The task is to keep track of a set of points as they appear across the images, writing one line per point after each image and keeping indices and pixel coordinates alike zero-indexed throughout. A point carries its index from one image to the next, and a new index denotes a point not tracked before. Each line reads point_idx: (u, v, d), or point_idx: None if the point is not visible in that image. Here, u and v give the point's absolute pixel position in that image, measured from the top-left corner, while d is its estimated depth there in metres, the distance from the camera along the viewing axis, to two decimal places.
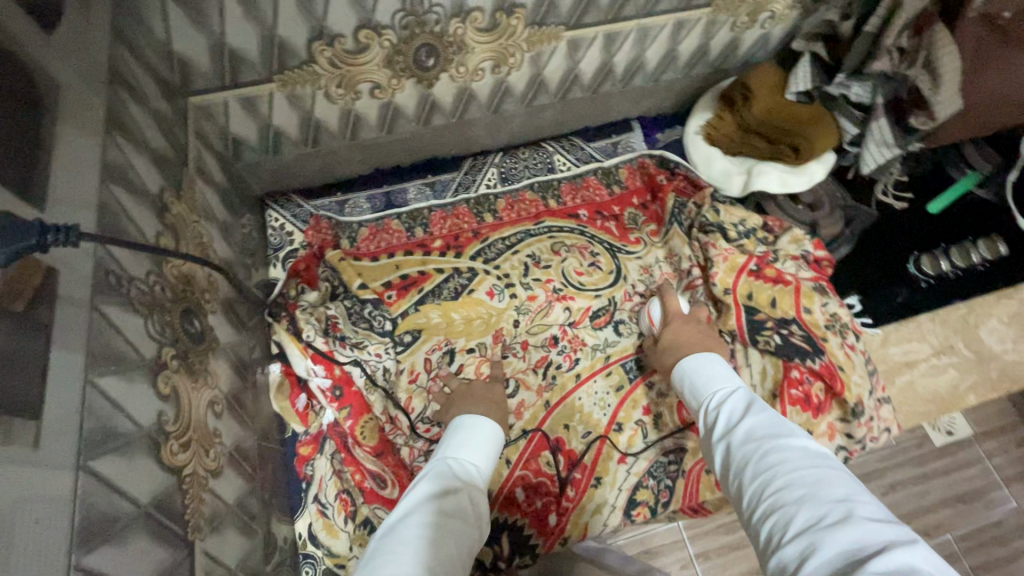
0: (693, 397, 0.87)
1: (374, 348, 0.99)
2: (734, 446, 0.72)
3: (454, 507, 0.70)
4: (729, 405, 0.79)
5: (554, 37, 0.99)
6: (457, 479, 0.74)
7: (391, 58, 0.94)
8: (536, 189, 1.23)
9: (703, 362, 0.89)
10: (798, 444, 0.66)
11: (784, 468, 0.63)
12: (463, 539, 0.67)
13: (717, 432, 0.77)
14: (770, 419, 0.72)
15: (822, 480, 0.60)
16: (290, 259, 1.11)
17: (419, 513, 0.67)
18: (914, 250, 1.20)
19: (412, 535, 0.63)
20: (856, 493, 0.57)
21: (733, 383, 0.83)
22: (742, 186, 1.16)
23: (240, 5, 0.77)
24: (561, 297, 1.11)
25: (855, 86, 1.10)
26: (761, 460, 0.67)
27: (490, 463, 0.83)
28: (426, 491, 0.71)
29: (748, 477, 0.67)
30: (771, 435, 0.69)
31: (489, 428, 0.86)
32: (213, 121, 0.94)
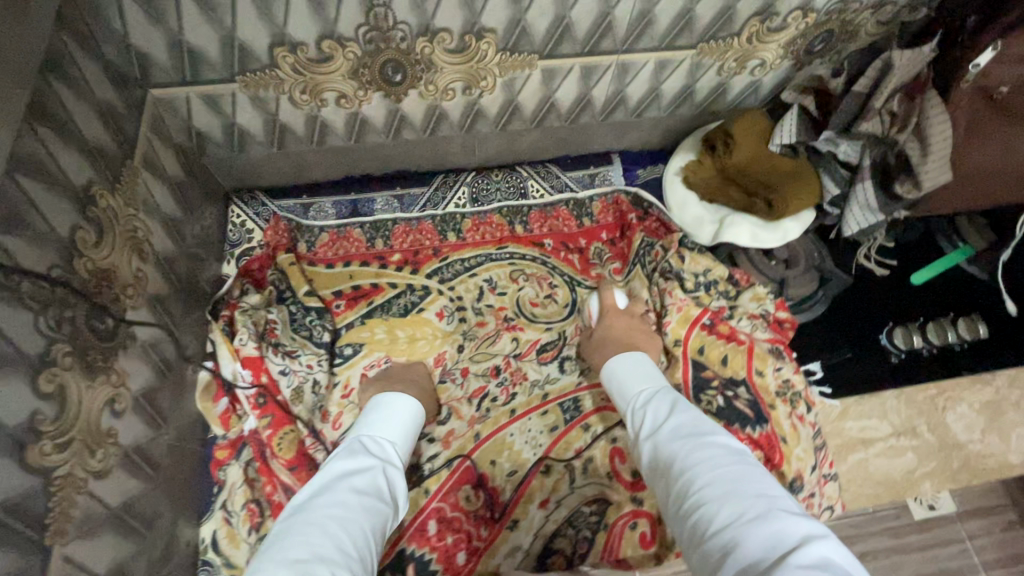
0: (622, 396, 0.87)
1: (305, 360, 1.00)
2: (660, 444, 0.72)
3: (370, 486, 0.72)
4: (656, 403, 0.79)
5: (527, 64, 0.97)
6: (371, 460, 0.76)
7: (356, 71, 0.93)
8: (504, 213, 1.21)
9: (634, 363, 0.89)
10: (721, 442, 0.67)
11: (708, 466, 0.64)
12: (380, 515, 0.69)
13: (644, 431, 0.77)
14: (696, 419, 0.73)
15: (743, 477, 0.61)
16: (244, 257, 1.11)
17: (337, 492, 0.69)
18: (890, 321, 1.14)
19: (328, 513, 0.65)
20: (775, 491, 0.59)
21: (659, 383, 0.84)
22: (712, 236, 1.11)
23: (197, 6, 0.77)
24: (510, 327, 1.10)
25: (843, 145, 1.06)
26: (686, 457, 0.67)
27: (406, 444, 0.86)
28: (339, 471, 0.73)
29: (674, 475, 0.67)
30: (696, 434, 0.69)
31: (405, 409, 0.88)
32: (175, 115, 0.94)
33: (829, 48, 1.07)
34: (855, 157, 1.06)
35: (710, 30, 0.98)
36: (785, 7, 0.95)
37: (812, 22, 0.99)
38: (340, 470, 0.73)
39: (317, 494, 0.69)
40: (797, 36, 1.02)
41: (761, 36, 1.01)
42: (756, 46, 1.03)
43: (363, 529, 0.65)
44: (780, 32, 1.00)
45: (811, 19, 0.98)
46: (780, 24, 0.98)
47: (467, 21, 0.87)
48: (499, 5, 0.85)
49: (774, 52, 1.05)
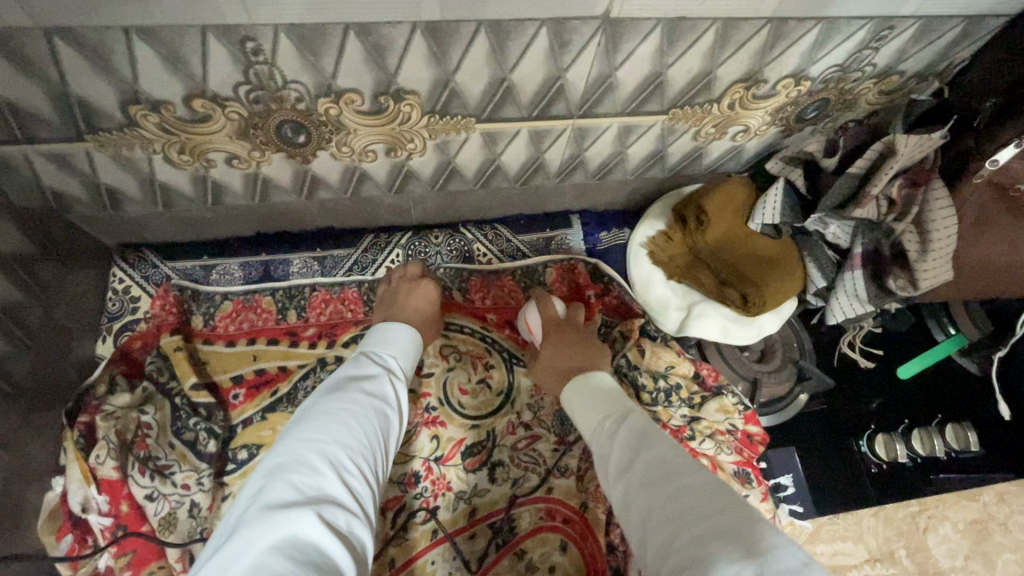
0: (587, 424, 0.73)
1: (179, 480, 0.82)
2: (630, 489, 0.59)
3: (379, 390, 0.72)
4: (622, 430, 0.66)
5: (462, 128, 0.80)
6: (377, 366, 0.75)
7: (245, 131, 0.74)
8: (442, 278, 1.04)
9: (592, 388, 0.76)
10: (701, 475, 0.55)
11: (688, 520, 0.51)
12: (390, 418, 0.71)
13: (612, 470, 0.63)
14: (675, 449, 0.60)
15: (725, 530, 0.48)
16: (124, 332, 0.94)
17: (348, 391, 0.68)
18: (871, 425, 1.03)
19: (342, 409, 0.66)
20: (778, 543, 0.47)
21: (626, 405, 0.71)
22: (678, 325, 0.97)
23: (5, 57, 0.58)
24: (431, 422, 0.93)
25: (834, 225, 0.92)
26: (659, 505, 0.55)
27: (415, 363, 0.84)
28: (348, 373, 0.72)
29: (648, 525, 0.55)
30: (672, 471, 0.57)
31: (410, 330, 0.85)
32: (16, 175, 0.75)
33: (822, 116, 0.92)
34: (846, 241, 0.93)
35: (685, 96, 0.81)
36: (775, 74, 0.79)
37: (805, 90, 0.83)
38: (350, 372, 0.73)
39: (327, 392, 0.69)
40: (786, 104, 0.87)
41: (746, 103, 0.85)
42: (739, 113, 0.87)
43: (372, 430, 0.66)
44: (768, 99, 0.84)
45: (804, 87, 0.83)
46: (768, 91, 0.82)
47: (381, 82, 0.69)
48: (420, 64, 0.67)
49: (760, 119, 0.89)
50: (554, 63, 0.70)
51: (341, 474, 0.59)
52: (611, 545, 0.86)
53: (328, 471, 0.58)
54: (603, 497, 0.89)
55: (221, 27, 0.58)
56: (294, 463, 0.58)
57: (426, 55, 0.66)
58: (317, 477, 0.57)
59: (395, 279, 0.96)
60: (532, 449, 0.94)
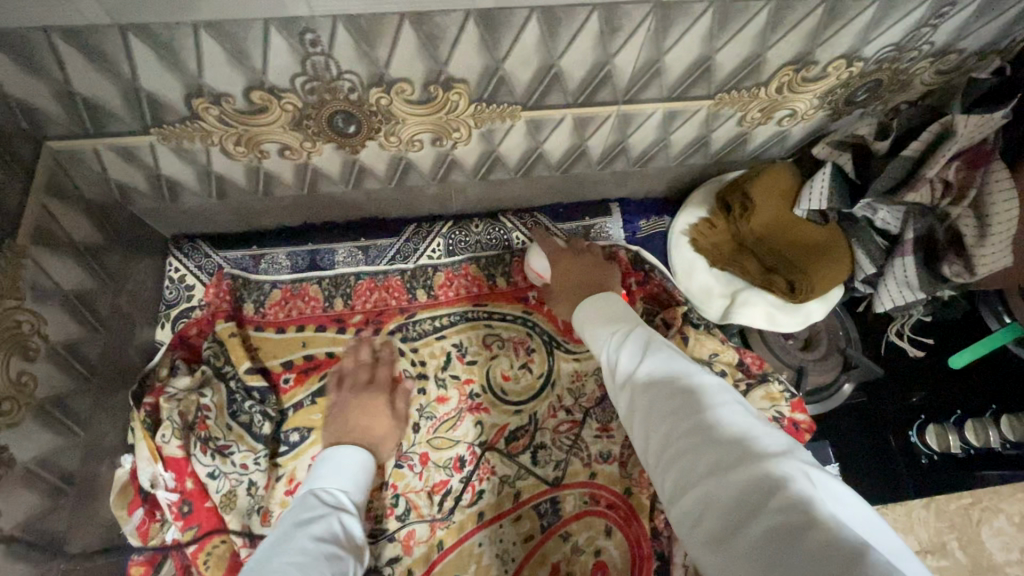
0: (592, 346, 0.72)
1: (238, 459, 0.86)
2: (634, 394, 0.60)
3: (330, 530, 0.65)
4: (628, 346, 0.66)
5: (508, 115, 0.80)
6: (325, 507, 0.69)
7: (299, 122, 0.76)
8: (483, 264, 1.06)
9: (600, 307, 0.74)
10: (699, 379, 0.56)
11: (684, 412, 0.53)
12: (346, 557, 0.63)
13: (619, 380, 0.64)
14: (672, 359, 0.60)
15: (720, 421, 0.50)
16: (182, 319, 0.97)
17: (296, 539, 0.61)
18: (921, 414, 1.00)
19: (291, 558, 0.57)
20: (765, 433, 0.49)
21: (633, 323, 0.70)
22: (722, 313, 0.98)
23: (82, 54, 0.61)
24: (475, 407, 0.96)
25: (883, 211, 0.89)
26: (660, 400, 0.56)
27: (363, 497, 0.77)
28: (296, 520, 0.65)
29: (648, 419, 0.56)
30: (673, 376, 0.57)
31: (360, 461, 0.79)
32: (86, 168, 0.79)
33: (874, 98, 0.89)
34: (897, 227, 0.90)
35: (732, 80, 0.80)
36: (827, 56, 0.77)
37: (858, 71, 0.81)
38: (298, 519, 0.66)
39: (273, 542, 0.61)
40: (837, 86, 0.85)
41: (795, 87, 0.83)
42: (787, 97, 0.85)
43: (329, 569, 0.58)
44: (818, 82, 0.83)
45: (857, 68, 0.81)
46: (818, 73, 0.81)
47: (431, 70, 0.70)
48: (470, 52, 0.68)
49: (808, 102, 0.87)
50: (603, 48, 0.70)
51: None
52: (656, 530, 0.87)
53: None
54: (647, 482, 0.89)
55: (282, 20, 0.60)
56: None
57: (477, 43, 0.67)
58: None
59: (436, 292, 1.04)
60: (573, 434, 0.94)
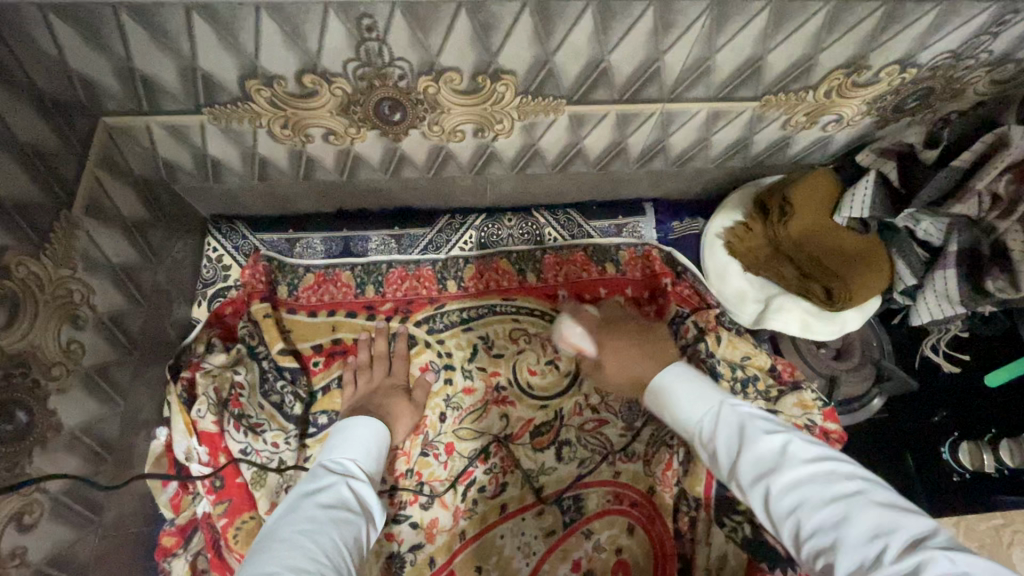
0: (677, 425, 0.77)
1: (269, 438, 0.87)
2: (743, 486, 0.65)
3: (335, 499, 0.67)
4: (722, 428, 0.70)
5: (553, 109, 0.81)
6: (333, 475, 0.71)
7: (347, 107, 0.77)
8: (514, 259, 1.06)
9: (679, 382, 0.77)
10: (805, 467, 0.62)
11: (810, 509, 0.58)
12: (353, 521, 0.65)
13: (721, 465, 0.69)
14: (772, 442, 0.65)
15: (846, 510, 0.56)
16: (217, 299, 0.99)
17: (300, 511, 0.63)
18: (954, 431, 0.98)
19: (296, 530, 0.60)
20: (898, 515, 0.54)
21: (716, 397, 0.74)
22: (755, 317, 0.97)
23: (146, 31, 0.62)
24: (501, 400, 0.96)
25: (925, 222, 0.89)
26: (783, 495, 0.60)
27: (379, 461, 0.79)
28: (301, 491, 0.67)
29: (778, 513, 0.60)
30: (776, 465, 0.63)
31: (370, 430, 0.81)
32: (137, 145, 0.81)
33: (923, 106, 0.88)
34: (938, 239, 0.90)
35: (781, 82, 0.79)
36: (881, 61, 0.76)
37: (910, 78, 0.80)
38: (304, 489, 0.68)
39: (280, 515, 0.64)
40: (887, 93, 0.83)
41: (844, 91, 0.82)
42: (835, 101, 0.84)
43: (333, 537, 0.60)
44: (869, 86, 0.81)
45: (909, 74, 0.79)
46: (869, 78, 0.79)
47: (482, 60, 0.70)
48: (522, 44, 0.68)
49: (856, 107, 0.86)
50: (654, 45, 0.70)
51: None
52: (679, 531, 0.86)
53: None
54: (672, 483, 0.89)
55: (341, 4, 0.61)
56: None
57: (530, 33, 0.67)
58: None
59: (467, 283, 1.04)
60: (599, 432, 0.94)
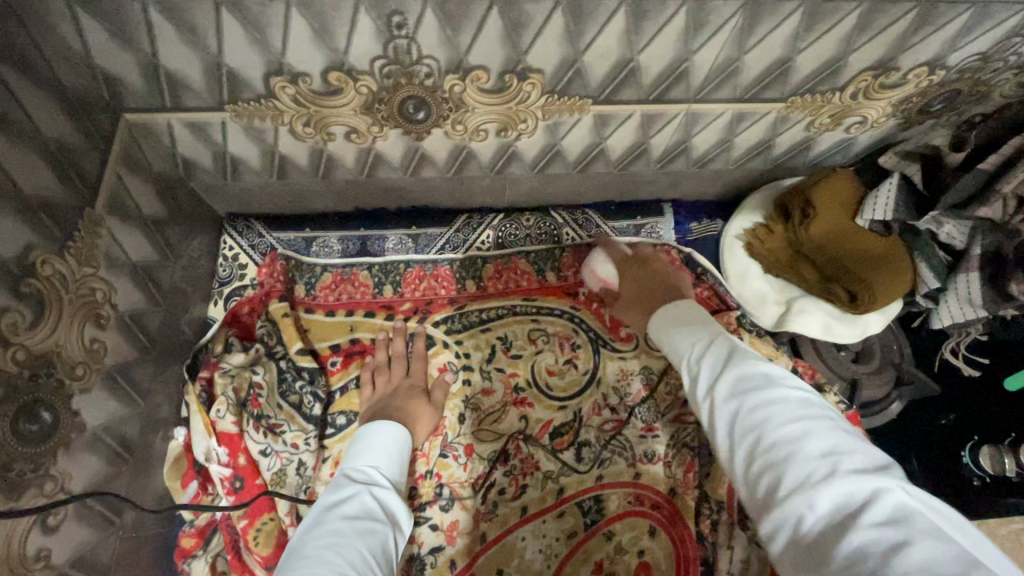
0: (665, 349, 0.72)
1: (289, 438, 0.87)
2: (714, 400, 0.59)
3: (360, 510, 0.65)
4: (709, 355, 0.64)
5: (578, 109, 0.80)
6: (355, 485, 0.69)
7: (371, 105, 0.76)
8: (532, 260, 1.06)
9: (681, 320, 0.72)
10: (779, 389, 0.55)
11: (772, 424, 0.52)
12: (381, 529, 0.63)
13: (698, 386, 0.63)
14: (751, 363, 0.59)
15: (811, 430, 0.50)
16: (233, 297, 0.97)
17: (325, 523, 0.61)
18: (975, 436, 0.98)
19: (321, 544, 0.58)
20: (861, 447, 0.49)
21: (712, 330, 0.68)
22: (776, 320, 0.96)
23: (173, 26, 0.61)
24: (519, 401, 0.96)
25: (949, 224, 0.87)
26: (746, 413, 0.55)
27: (401, 467, 0.77)
28: (323, 504, 0.65)
29: (737, 432, 0.55)
30: (755, 384, 0.56)
31: (389, 435, 0.79)
32: (156, 142, 0.80)
33: (948, 108, 0.87)
34: (961, 241, 0.89)
35: (808, 84, 0.79)
36: (910, 62, 0.76)
37: (938, 80, 0.80)
38: (326, 503, 0.66)
39: (305, 530, 0.62)
40: (913, 94, 0.83)
41: (870, 93, 0.81)
42: (860, 103, 0.84)
43: (361, 547, 0.59)
44: (895, 88, 0.81)
45: (938, 76, 0.79)
46: (897, 80, 0.79)
47: (510, 59, 0.70)
48: (552, 42, 0.67)
49: (881, 109, 0.86)
50: (685, 45, 0.70)
51: None
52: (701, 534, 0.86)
53: None
54: (693, 485, 0.88)
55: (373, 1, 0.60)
56: None
57: (561, 32, 0.66)
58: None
59: (486, 283, 1.04)
60: (618, 433, 0.94)
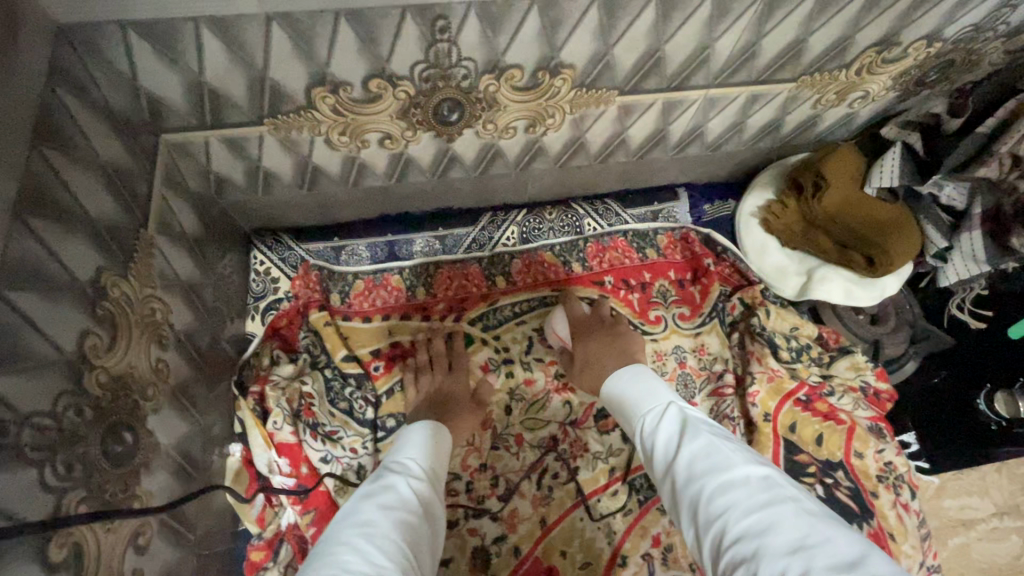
0: (626, 424, 0.78)
1: (347, 444, 0.90)
2: (677, 484, 0.63)
3: (393, 504, 0.64)
4: (666, 431, 0.69)
5: (604, 100, 0.83)
6: (394, 475, 0.69)
7: (407, 110, 0.78)
8: (558, 251, 1.08)
9: (632, 380, 0.79)
10: (736, 471, 0.59)
11: (733, 514, 0.55)
12: (415, 525, 0.64)
13: (660, 470, 0.67)
14: (708, 444, 0.63)
15: (773, 522, 0.52)
16: (270, 312, 0.98)
17: (362, 514, 0.61)
18: (987, 382, 1.04)
19: (356, 535, 0.58)
20: (829, 535, 0.49)
21: (664, 398, 0.74)
22: (798, 290, 1.02)
23: (222, 43, 0.62)
24: (561, 388, 0.98)
25: (949, 186, 0.94)
26: (705, 500, 0.58)
27: (439, 465, 0.77)
28: (362, 492, 0.65)
29: (699, 523, 0.58)
30: (710, 470, 0.60)
31: (429, 433, 0.80)
32: (192, 160, 0.80)
33: (942, 78, 0.93)
34: (962, 203, 0.95)
35: (817, 63, 0.83)
36: (910, 37, 0.81)
37: (935, 52, 0.85)
38: (365, 491, 0.66)
39: (342, 518, 0.63)
40: (912, 67, 0.88)
41: (873, 68, 0.87)
42: (864, 78, 0.89)
43: (396, 542, 0.59)
44: (896, 63, 0.86)
45: (934, 48, 0.84)
46: (898, 54, 0.84)
47: (545, 56, 0.72)
48: (586, 37, 0.70)
49: (882, 83, 0.91)
50: (708, 33, 0.73)
51: None
52: None
53: None
54: None
55: (420, 7, 0.62)
56: None
57: (594, 28, 0.69)
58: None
59: (516, 277, 1.06)
60: None
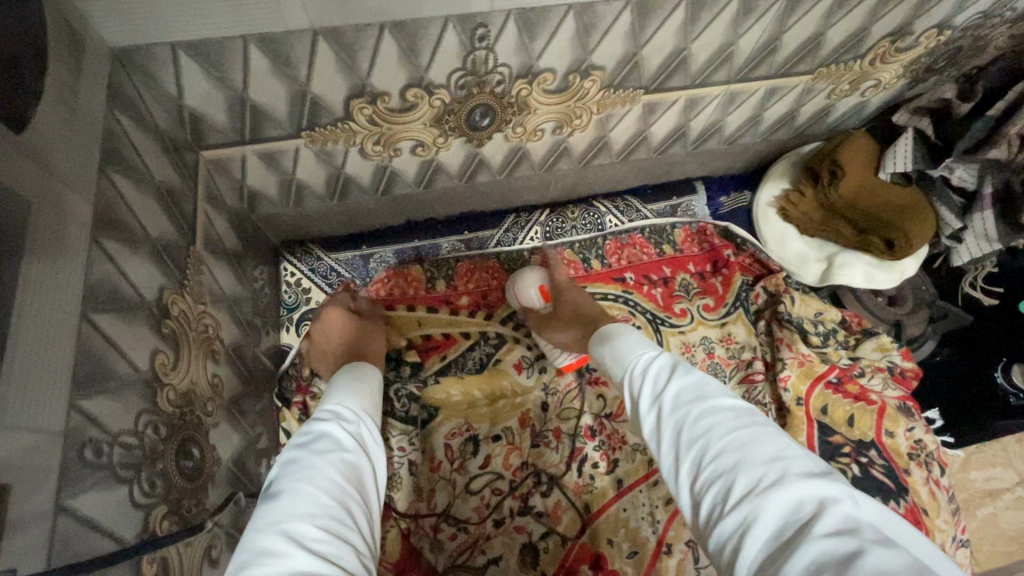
0: (614, 367, 0.74)
1: (395, 443, 0.93)
2: (660, 412, 0.61)
3: (337, 442, 0.61)
4: (652, 365, 0.67)
5: (630, 100, 0.85)
6: (333, 415, 0.65)
7: (440, 118, 0.79)
8: (578, 248, 1.10)
9: (615, 337, 0.77)
10: (721, 396, 0.58)
11: (715, 431, 0.54)
12: (366, 466, 0.61)
13: (642, 400, 0.65)
14: (691, 373, 0.62)
15: (755, 439, 0.52)
16: (304, 321, 1.00)
17: (304, 455, 0.58)
18: (1005, 355, 1.07)
19: (297, 476, 0.55)
20: (801, 454, 0.51)
21: (649, 345, 0.72)
22: (821, 276, 1.05)
23: (269, 59, 0.62)
24: (594, 380, 1.00)
25: (960, 169, 0.96)
26: (690, 423, 0.57)
27: (377, 406, 0.74)
28: (299, 438, 0.61)
29: (680, 445, 0.56)
30: (695, 395, 0.59)
31: (365, 377, 0.76)
32: (228, 175, 0.80)
33: (950, 64, 0.97)
34: (972, 183, 0.98)
35: (834, 54, 0.86)
36: (923, 26, 0.84)
37: (944, 39, 0.88)
38: (303, 436, 0.62)
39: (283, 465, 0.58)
40: (922, 56, 0.91)
41: (886, 58, 0.89)
42: (876, 68, 0.92)
43: (344, 478, 0.57)
44: (908, 52, 0.89)
45: (944, 37, 0.88)
46: (910, 43, 0.87)
47: (577, 59, 0.74)
48: (617, 39, 0.72)
49: (893, 72, 0.94)
50: (733, 30, 0.75)
51: (309, 542, 0.48)
52: None
53: (293, 544, 0.47)
54: None
55: (462, 17, 0.63)
56: (258, 548, 0.47)
57: (626, 30, 0.71)
58: (294, 547, 0.47)
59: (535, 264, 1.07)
60: None
